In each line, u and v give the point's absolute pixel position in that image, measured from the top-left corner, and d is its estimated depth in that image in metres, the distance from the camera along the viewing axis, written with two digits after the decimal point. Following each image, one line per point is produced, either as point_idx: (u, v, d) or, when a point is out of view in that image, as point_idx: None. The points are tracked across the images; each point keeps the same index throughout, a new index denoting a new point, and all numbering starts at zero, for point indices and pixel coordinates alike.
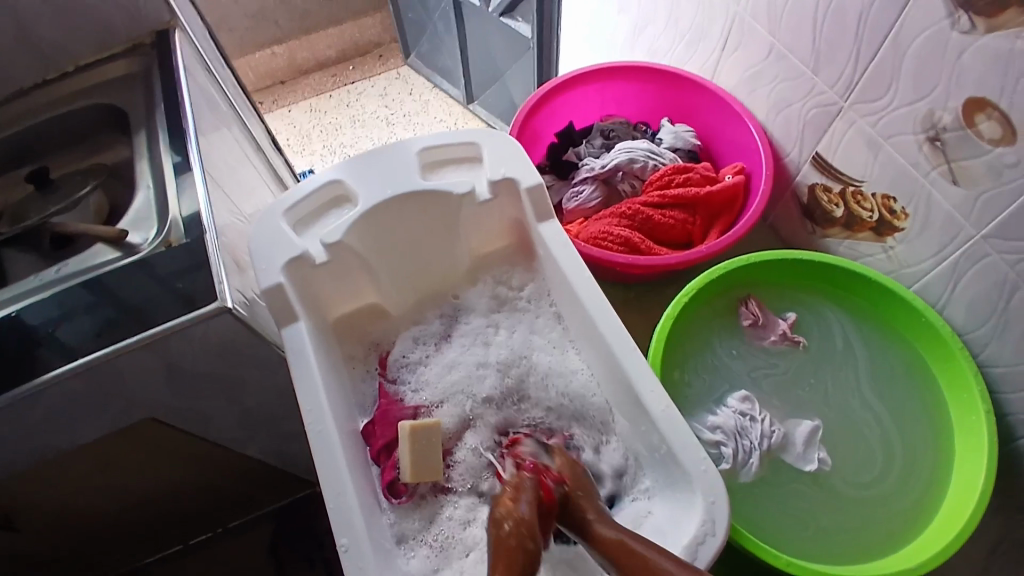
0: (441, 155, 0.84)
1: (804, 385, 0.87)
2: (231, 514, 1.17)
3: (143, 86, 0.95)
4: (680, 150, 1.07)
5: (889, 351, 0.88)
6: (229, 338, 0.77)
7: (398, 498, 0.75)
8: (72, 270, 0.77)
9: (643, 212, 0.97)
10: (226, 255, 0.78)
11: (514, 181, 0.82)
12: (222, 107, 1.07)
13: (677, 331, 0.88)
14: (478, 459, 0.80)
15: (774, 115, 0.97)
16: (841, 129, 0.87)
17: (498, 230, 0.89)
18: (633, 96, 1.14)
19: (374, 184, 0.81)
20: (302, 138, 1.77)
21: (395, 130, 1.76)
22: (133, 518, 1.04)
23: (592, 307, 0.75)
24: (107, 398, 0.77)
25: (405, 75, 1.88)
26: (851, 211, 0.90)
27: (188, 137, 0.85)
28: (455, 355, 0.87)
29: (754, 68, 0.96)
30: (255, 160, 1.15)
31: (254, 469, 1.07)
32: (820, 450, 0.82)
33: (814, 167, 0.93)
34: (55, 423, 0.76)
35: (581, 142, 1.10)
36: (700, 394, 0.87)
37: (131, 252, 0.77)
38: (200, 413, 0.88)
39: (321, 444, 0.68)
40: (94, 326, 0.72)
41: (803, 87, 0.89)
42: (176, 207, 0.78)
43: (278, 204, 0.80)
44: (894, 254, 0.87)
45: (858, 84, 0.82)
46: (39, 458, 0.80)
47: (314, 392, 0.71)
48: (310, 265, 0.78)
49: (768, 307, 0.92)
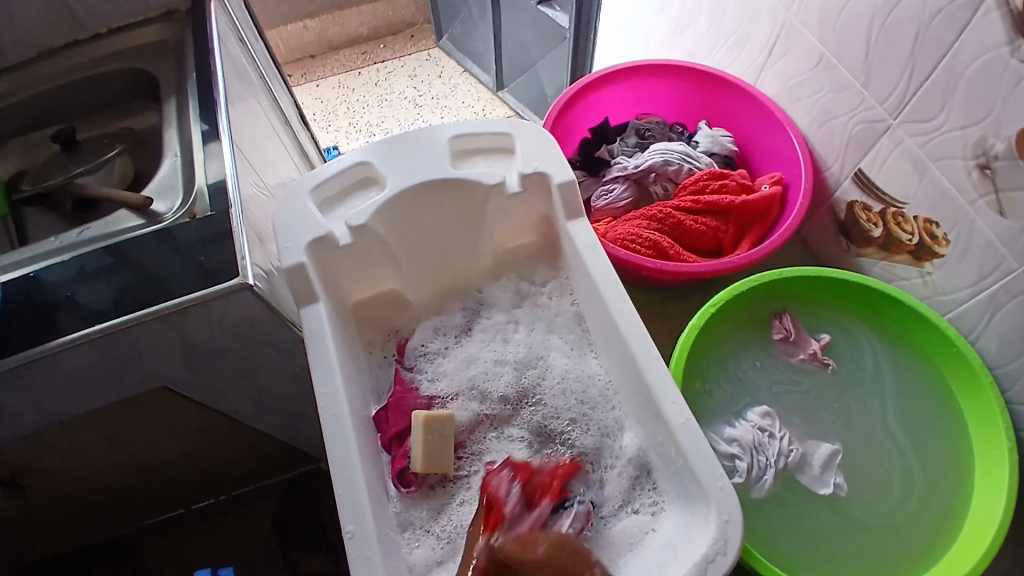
0: (473, 144, 0.83)
1: (826, 408, 0.85)
2: (236, 485, 1.17)
3: (175, 53, 0.94)
4: (716, 155, 1.04)
5: (917, 379, 0.85)
6: (248, 317, 0.76)
7: (407, 488, 0.74)
8: (93, 234, 0.77)
9: (674, 216, 0.94)
10: (250, 230, 0.77)
11: (545, 176, 0.81)
12: (253, 79, 1.05)
13: (701, 341, 0.86)
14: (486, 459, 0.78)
15: (817, 127, 0.94)
16: (887, 147, 0.84)
17: (525, 224, 0.87)
18: (669, 95, 1.11)
19: (404, 169, 0.80)
20: (328, 114, 1.76)
21: (422, 112, 1.74)
22: (138, 484, 1.04)
23: (617, 311, 0.73)
24: (122, 367, 0.77)
25: (435, 57, 1.86)
26: (889, 232, 0.87)
27: (218, 106, 0.84)
28: (474, 350, 0.85)
29: (799, 77, 0.93)
30: (282, 134, 1.14)
31: (261, 443, 1.07)
32: (836, 475, 0.80)
33: (854, 183, 0.90)
34: (71, 388, 0.76)
35: (615, 139, 1.07)
36: (720, 406, 0.85)
37: (154, 221, 0.77)
38: (213, 387, 0.87)
39: (334, 428, 0.67)
40: (113, 294, 0.72)
41: (849, 101, 0.86)
42: (203, 177, 0.77)
43: (305, 182, 0.79)
44: (930, 280, 0.84)
45: (908, 103, 0.79)
46: (51, 420, 0.80)
47: (330, 375, 0.70)
48: (333, 246, 0.77)
49: (803, 324, 0.90)
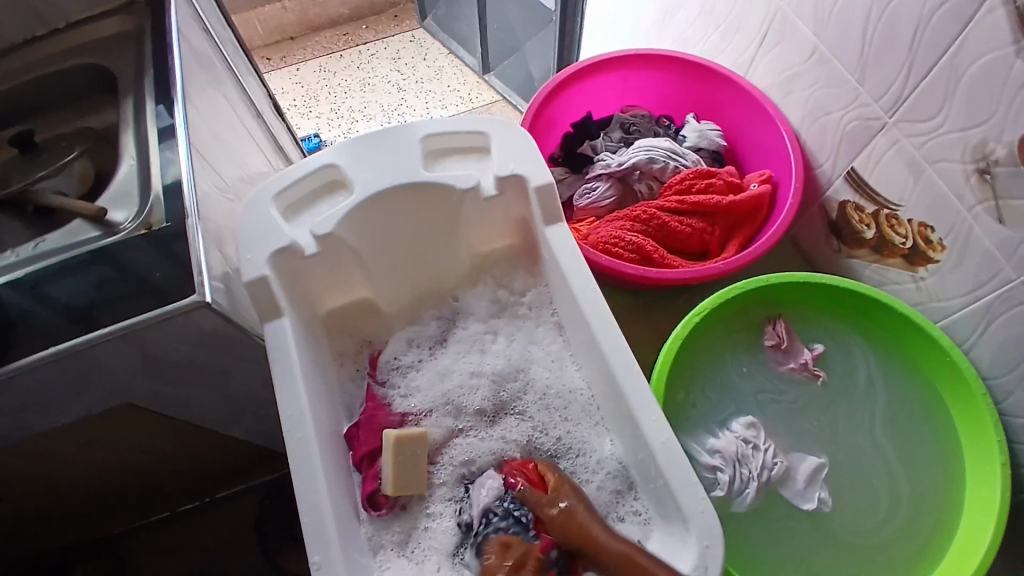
0: (447, 144, 0.78)
1: (811, 419, 0.83)
2: (220, 486, 1.13)
3: (132, 47, 0.89)
4: (704, 150, 1.00)
5: (905, 388, 0.83)
6: (210, 333, 0.73)
7: (378, 510, 0.72)
8: (49, 248, 0.73)
9: (659, 216, 0.91)
10: (211, 242, 0.73)
11: (523, 178, 0.76)
12: (219, 70, 1.00)
13: (686, 350, 0.83)
14: (463, 477, 0.77)
15: (810, 122, 0.90)
16: (882, 146, 0.80)
17: (503, 228, 0.84)
18: (656, 86, 1.06)
19: (374, 172, 0.75)
20: (309, 99, 1.69)
21: (405, 97, 1.67)
22: (116, 494, 1.02)
23: (596, 323, 0.70)
24: (81, 385, 0.73)
25: (419, 38, 1.79)
26: (882, 234, 0.84)
27: (176, 105, 0.79)
28: (448, 362, 0.83)
29: (792, 70, 0.89)
30: (253, 128, 1.08)
31: (240, 449, 1.03)
32: (821, 490, 0.78)
33: (847, 182, 0.87)
34: (27, 407, 0.73)
35: (599, 134, 1.02)
36: (705, 415, 0.83)
37: (111, 232, 0.73)
38: (183, 400, 0.84)
39: (299, 452, 0.65)
40: (65, 312, 0.68)
41: (844, 97, 0.82)
42: (157, 183, 0.73)
43: (267, 188, 0.74)
44: (924, 285, 0.81)
45: (906, 101, 0.75)
46: (13, 439, 0.77)
47: (296, 396, 0.67)
48: (299, 257, 0.74)
49: (796, 332, 0.87)
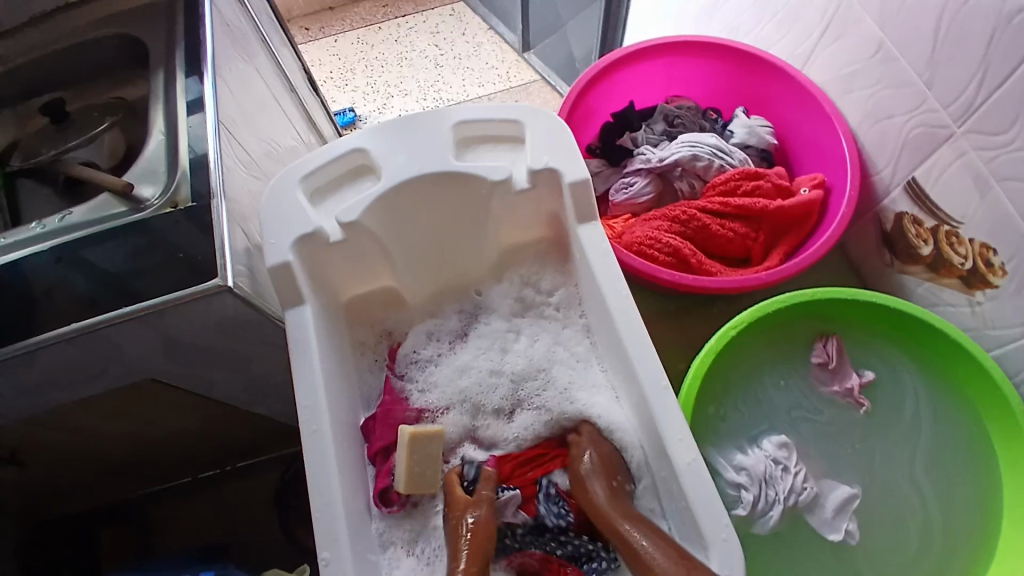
0: (479, 132, 0.75)
1: (847, 445, 0.80)
2: (243, 456, 1.13)
3: (164, 17, 0.88)
4: (752, 148, 0.94)
5: (952, 415, 0.78)
6: (232, 318, 0.72)
7: (389, 507, 0.71)
8: (74, 221, 0.72)
9: (699, 218, 0.86)
10: (236, 225, 0.72)
11: (557, 173, 0.73)
12: (252, 43, 0.98)
13: (720, 364, 0.80)
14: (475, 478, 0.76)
15: (869, 125, 0.83)
16: (947, 157, 0.73)
17: (535, 221, 0.80)
18: (704, 76, 1.00)
19: (403, 158, 0.73)
20: (345, 72, 1.65)
21: (442, 73, 1.63)
22: (140, 462, 1.04)
23: (624, 330, 0.67)
24: (105, 360, 0.74)
25: (459, 12, 1.74)
26: (940, 251, 0.77)
27: (205, 80, 0.77)
28: (468, 359, 0.82)
29: (854, 66, 0.82)
30: (285, 103, 1.07)
31: (261, 424, 1.03)
32: (849, 522, 0.75)
33: (906, 194, 0.80)
34: (56, 378, 0.74)
35: (640, 126, 0.97)
36: (734, 430, 0.80)
37: (137, 207, 0.72)
38: (203, 379, 0.84)
39: (313, 446, 0.64)
40: (90, 290, 0.69)
41: (909, 99, 0.76)
42: (184, 161, 0.72)
43: (294, 170, 0.72)
44: (980, 310, 0.75)
45: (977, 110, 0.69)
46: (42, 406, 0.79)
47: (312, 388, 0.66)
48: (322, 243, 0.72)
49: (848, 353, 0.82)
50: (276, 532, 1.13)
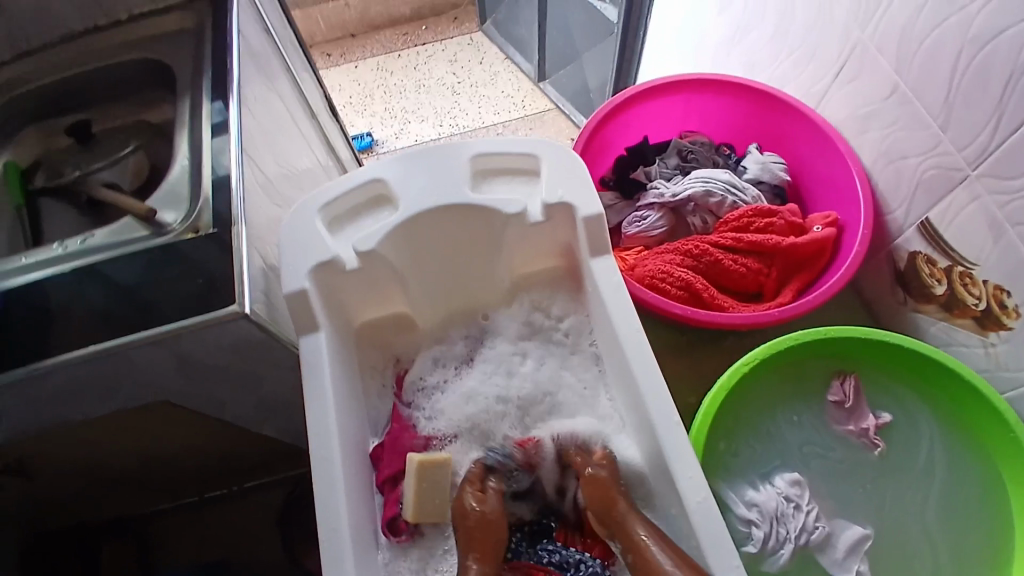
0: (496, 165, 0.76)
1: (858, 486, 0.78)
2: (249, 476, 1.12)
3: (193, 45, 0.91)
4: (765, 184, 0.95)
5: (965, 459, 0.77)
6: (246, 341, 0.73)
7: (398, 536, 0.72)
8: (97, 244, 0.75)
9: (712, 252, 0.87)
10: (256, 252, 0.74)
11: (572, 207, 0.74)
12: (277, 72, 1.01)
13: (731, 400, 0.79)
14: None
15: (883, 165, 0.84)
16: (961, 200, 0.74)
17: (547, 252, 0.82)
18: (717, 112, 1.02)
19: (421, 189, 0.74)
20: (364, 97, 1.69)
21: (459, 100, 1.66)
22: (147, 479, 1.05)
23: (636, 365, 0.67)
24: (121, 379, 0.75)
25: (477, 41, 1.78)
26: (954, 292, 0.77)
27: (230, 108, 0.80)
28: (474, 385, 0.82)
29: (869, 107, 0.83)
30: (306, 129, 1.09)
31: (269, 446, 1.03)
32: (861, 562, 0.73)
33: (919, 233, 0.81)
34: (72, 394, 0.76)
35: (654, 159, 0.99)
36: (745, 465, 0.79)
37: (159, 232, 0.74)
38: (215, 399, 0.85)
39: (322, 473, 0.65)
40: (110, 312, 0.70)
41: (924, 141, 0.77)
42: (207, 188, 0.74)
43: (316, 198, 0.74)
44: (994, 353, 0.75)
45: (992, 155, 0.69)
46: (56, 423, 0.80)
47: (324, 415, 0.67)
48: (340, 271, 0.73)
49: (866, 395, 0.81)
50: (280, 551, 1.12)
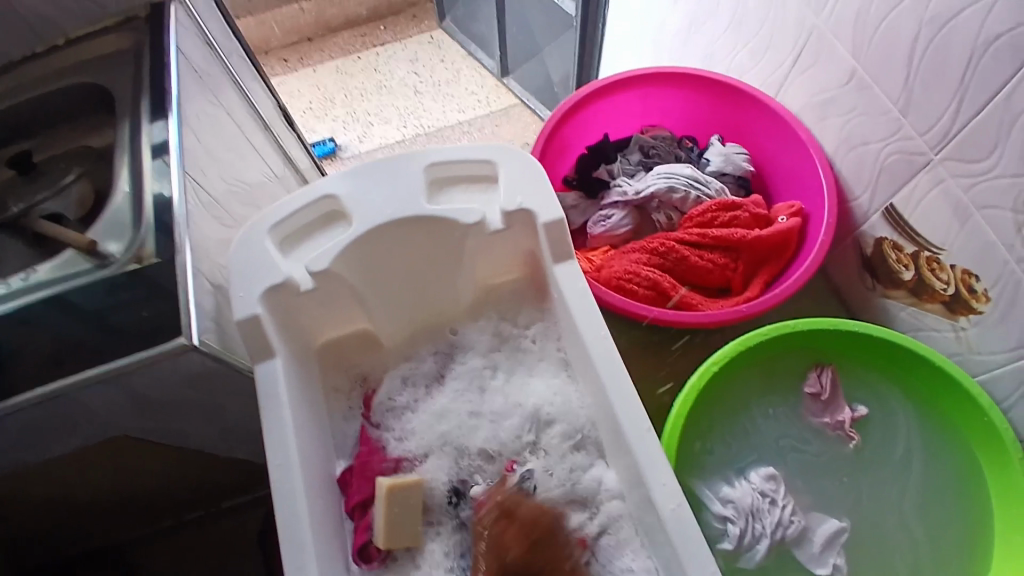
0: (452, 173, 0.74)
1: (834, 479, 0.78)
2: (225, 495, 1.01)
3: (132, 63, 0.87)
4: (728, 175, 0.94)
5: (941, 444, 0.78)
6: (200, 372, 0.70)
7: (369, 563, 0.70)
8: (37, 280, 0.71)
9: (677, 249, 0.86)
10: (204, 279, 0.70)
11: (531, 213, 0.72)
12: (223, 84, 0.97)
13: (704, 399, 0.79)
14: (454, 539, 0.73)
15: (845, 151, 0.84)
16: (924, 184, 0.74)
17: (510, 259, 0.79)
18: (678, 105, 1.01)
19: (375, 202, 0.71)
20: (325, 102, 1.65)
21: (422, 100, 1.62)
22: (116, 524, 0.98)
23: (606, 373, 0.65)
24: (73, 421, 0.72)
25: (437, 39, 1.75)
26: (922, 277, 0.77)
27: (171, 128, 0.76)
28: (445, 402, 0.80)
29: (827, 93, 0.83)
30: (258, 140, 1.05)
31: (245, 473, 0.98)
32: (837, 556, 0.74)
33: (884, 219, 0.80)
34: (22, 440, 0.72)
35: (615, 156, 0.97)
36: (722, 463, 0.78)
37: (102, 263, 0.70)
38: (178, 432, 0.81)
39: (286, 506, 0.62)
40: (53, 352, 0.66)
41: (885, 126, 0.76)
42: (149, 214, 0.70)
43: (264, 218, 0.70)
44: (964, 335, 0.75)
45: (954, 137, 0.69)
46: (10, 469, 0.76)
47: (285, 446, 0.64)
48: (294, 293, 0.70)
49: (843, 390, 0.81)
50: (258, 569, 1.01)
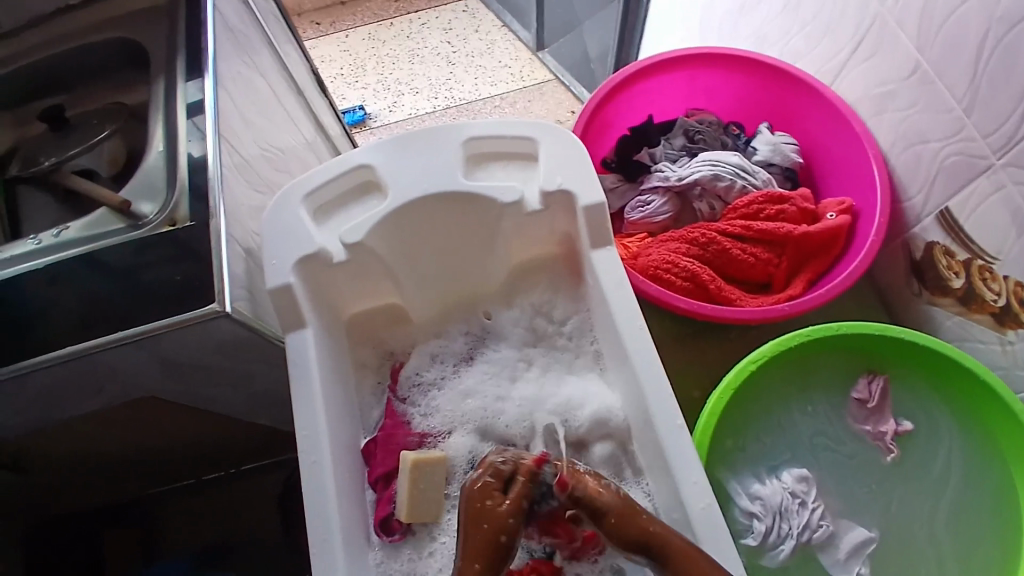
0: (492, 149, 0.71)
1: (862, 483, 0.77)
2: (245, 458, 1.02)
3: (167, 20, 0.85)
4: (775, 166, 0.90)
5: (978, 458, 0.75)
6: (230, 339, 0.70)
7: (390, 536, 0.70)
8: (69, 237, 0.70)
9: (719, 241, 0.83)
10: (237, 245, 0.69)
11: (571, 196, 0.69)
12: (258, 45, 0.95)
13: (738, 397, 0.76)
14: None
15: (901, 149, 0.79)
16: (983, 189, 0.70)
17: (546, 240, 0.78)
18: (726, 89, 0.97)
19: (414, 175, 0.69)
20: (356, 69, 1.62)
21: (455, 71, 1.58)
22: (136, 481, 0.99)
23: (639, 365, 0.63)
24: (102, 380, 0.72)
25: (473, 8, 1.70)
26: (972, 286, 0.74)
27: (206, 90, 0.74)
28: (471, 384, 0.79)
29: (886, 86, 0.78)
30: (292, 106, 1.04)
31: (265, 438, 0.99)
32: (862, 565, 0.72)
33: (938, 223, 0.77)
34: (52, 396, 0.72)
35: (659, 140, 0.94)
36: (752, 458, 0.77)
37: (134, 224, 0.69)
38: (202, 396, 0.81)
39: (312, 479, 0.62)
40: (83, 312, 0.66)
41: (945, 125, 0.72)
42: (183, 177, 0.69)
43: (298, 185, 0.69)
44: (1010, 350, 0.72)
45: (1019, 142, 0.65)
46: (40, 423, 0.77)
47: (313, 417, 0.64)
48: (324, 264, 0.69)
49: (895, 395, 0.79)
50: (276, 531, 1.01)
